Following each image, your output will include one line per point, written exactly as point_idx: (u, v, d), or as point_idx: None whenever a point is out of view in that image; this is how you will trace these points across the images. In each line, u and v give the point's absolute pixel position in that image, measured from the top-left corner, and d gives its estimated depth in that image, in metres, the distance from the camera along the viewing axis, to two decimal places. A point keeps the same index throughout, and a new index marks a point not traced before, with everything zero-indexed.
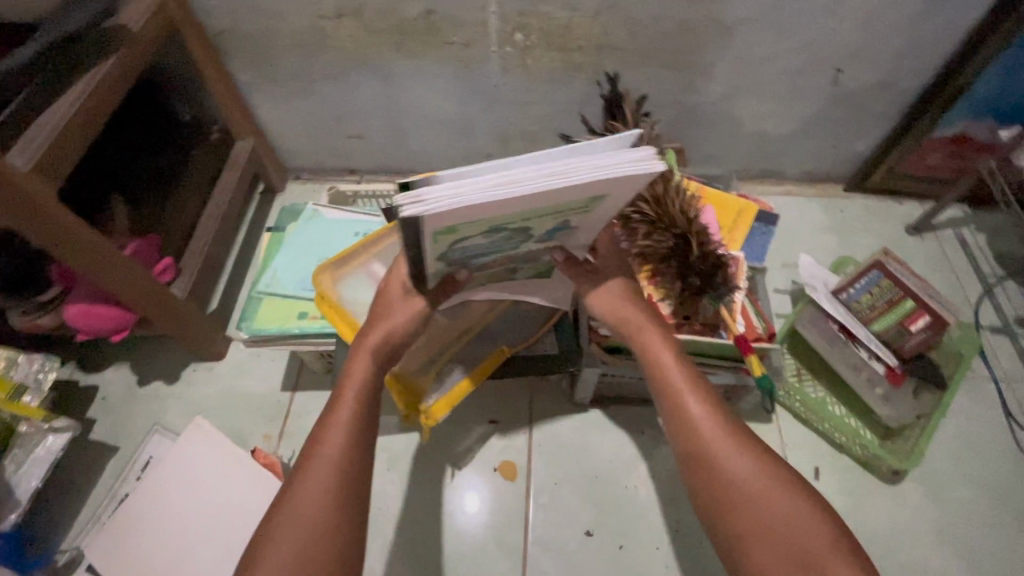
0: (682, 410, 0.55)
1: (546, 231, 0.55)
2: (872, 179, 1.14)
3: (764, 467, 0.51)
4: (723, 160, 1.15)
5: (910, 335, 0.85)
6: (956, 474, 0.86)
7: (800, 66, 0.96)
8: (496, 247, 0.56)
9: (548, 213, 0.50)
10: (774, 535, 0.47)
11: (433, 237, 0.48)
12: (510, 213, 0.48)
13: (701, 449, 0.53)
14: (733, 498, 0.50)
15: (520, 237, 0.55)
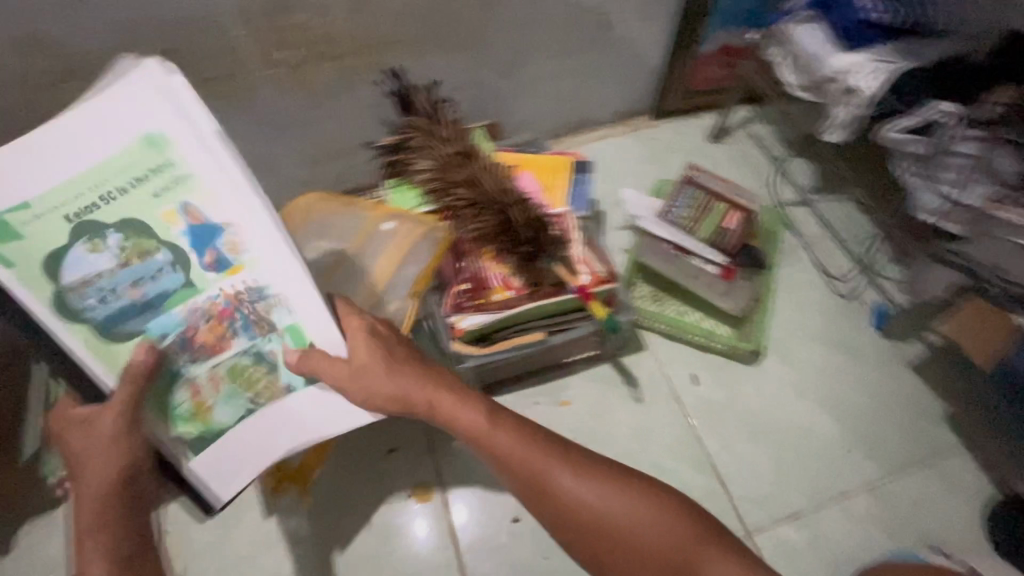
0: (539, 488, 0.58)
1: (240, 327, 0.58)
2: (669, 103, 1.23)
3: (624, 497, 0.57)
4: (535, 122, 1.18)
5: (731, 231, 0.95)
6: (802, 337, 0.98)
7: (567, 19, 1.00)
8: (147, 284, 0.54)
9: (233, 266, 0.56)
10: (659, 552, 0.56)
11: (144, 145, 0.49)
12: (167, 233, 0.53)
13: (572, 513, 0.57)
14: (615, 537, 0.57)
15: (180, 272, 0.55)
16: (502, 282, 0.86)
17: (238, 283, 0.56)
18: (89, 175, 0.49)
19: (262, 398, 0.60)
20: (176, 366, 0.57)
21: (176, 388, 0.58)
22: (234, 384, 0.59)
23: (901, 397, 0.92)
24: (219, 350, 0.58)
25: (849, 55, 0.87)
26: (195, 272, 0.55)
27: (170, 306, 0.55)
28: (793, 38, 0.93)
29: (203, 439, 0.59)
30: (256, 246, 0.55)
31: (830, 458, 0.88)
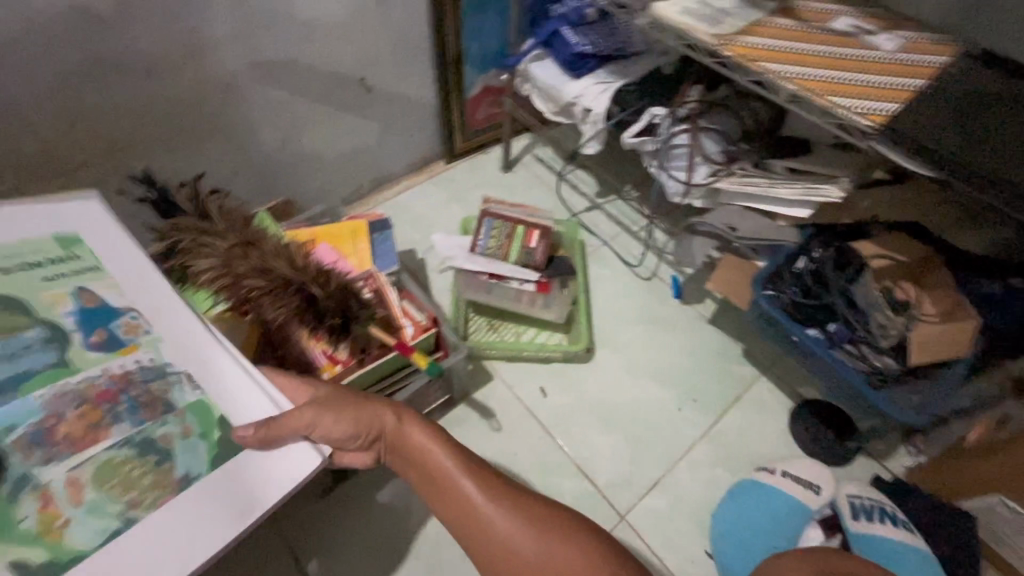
0: (476, 520, 0.54)
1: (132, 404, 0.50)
2: (457, 145, 1.33)
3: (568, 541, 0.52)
4: (331, 191, 1.21)
5: (534, 249, 1.02)
6: (620, 322, 1.09)
7: (326, 88, 1.03)
8: (7, 362, 0.49)
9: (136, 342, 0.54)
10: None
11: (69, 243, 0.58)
12: (55, 306, 0.53)
13: (506, 554, 0.52)
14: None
15: (40, 337, 0.51)
16: (327, 360, 0.82)
17: (129, 362, 0.52)
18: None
19: (143, 505, 0.46)
20: (22, 470, 0.46)
21: (20, 498, 0.45)
22: (103, 488, 0.46)
23: (709, 349, 1.06)
24: (86, 445, 0.48)
25: (577, 83, 1.03)
26: (74, 352, 0.51)
27: (28, 388, 0.49)
28: (534, 75, 1.08)
29: (49, 565, 0.43)
30: (166, 325, 0.56)
31: (668, 420, 0.98)
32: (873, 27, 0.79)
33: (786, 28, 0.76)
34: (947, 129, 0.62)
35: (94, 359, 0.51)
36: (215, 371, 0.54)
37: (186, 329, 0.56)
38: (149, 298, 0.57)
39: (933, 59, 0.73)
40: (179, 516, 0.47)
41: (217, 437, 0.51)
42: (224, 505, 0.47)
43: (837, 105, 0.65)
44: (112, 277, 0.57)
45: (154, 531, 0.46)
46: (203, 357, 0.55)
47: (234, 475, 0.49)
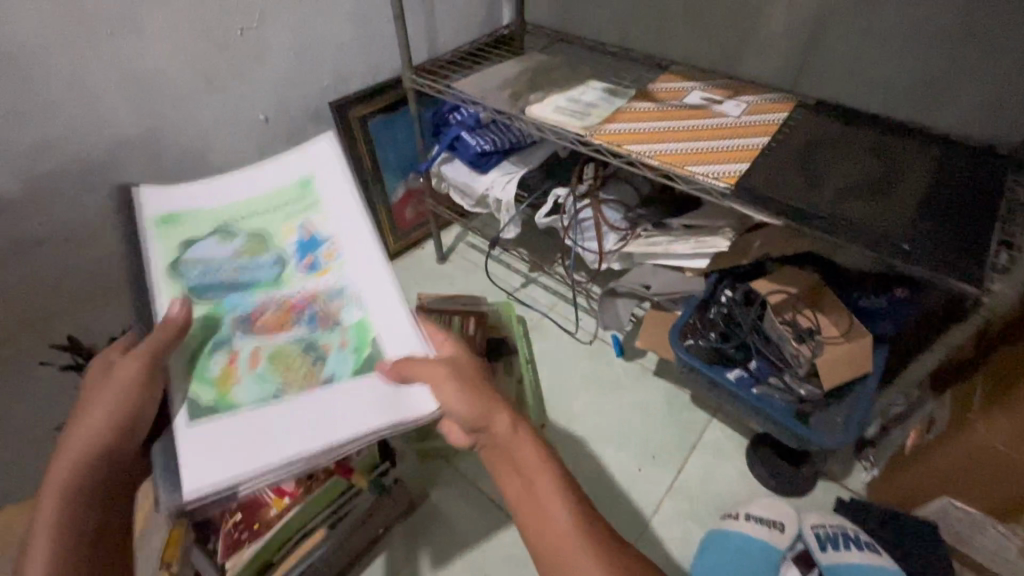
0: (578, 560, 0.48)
1: (310, 317, 0.56)
2: (390, 247, 1.39)
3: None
4: None
5: (473, 336, 1.08)
6: (569, 390, 1.12)
7: None
8: (242, 270, 0.59)
9: (327, 261, 0.60)
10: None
11: (303, 180, 0.66)
12: (280, 227, 0.62)
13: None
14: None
15: (266, 253, 0.60)
16: (275, 493, 0.79)
17: (320, 284, 0.59)
18: (246, 200, 0.64)
19: (291, 390, 0.51)
20: (224, 336, 0.54)
21: (215, 355, 0.53)
22: (272, 368, 0.53)
23: (658, 401, 1.09)
24: (276, 334, 0.55)
25: (485, 176, 1.11)
26: (287, 269, 0.59)
27: (252, 289, 0.58)
28: (446, 175, 1.16)
29: (214, 411, 0.50)
30: (354, 258, 0.60)
31: (632, 482, 0.99)
32: (721, 96, 0.90)
33: (646, 109, 0.87)
34: (787, 177, 0.70)
35: (299, 278, 0.59)
36: (385, 306, 0.57)
37: (369, 260, 0.60)
38: (351, 229, 0.62)
39: (774, 117, 0.84)
40: (312, 411, 0.50)
41: (366, 354, 0.54)
42: (335, 413, 0.50)
43: (695, 173, 0.73)
44: (326, 209, 0.63)
45: (294, 408, 0.50)
46: (374, 292, 0.58)
47: (352, 395, 0.51)
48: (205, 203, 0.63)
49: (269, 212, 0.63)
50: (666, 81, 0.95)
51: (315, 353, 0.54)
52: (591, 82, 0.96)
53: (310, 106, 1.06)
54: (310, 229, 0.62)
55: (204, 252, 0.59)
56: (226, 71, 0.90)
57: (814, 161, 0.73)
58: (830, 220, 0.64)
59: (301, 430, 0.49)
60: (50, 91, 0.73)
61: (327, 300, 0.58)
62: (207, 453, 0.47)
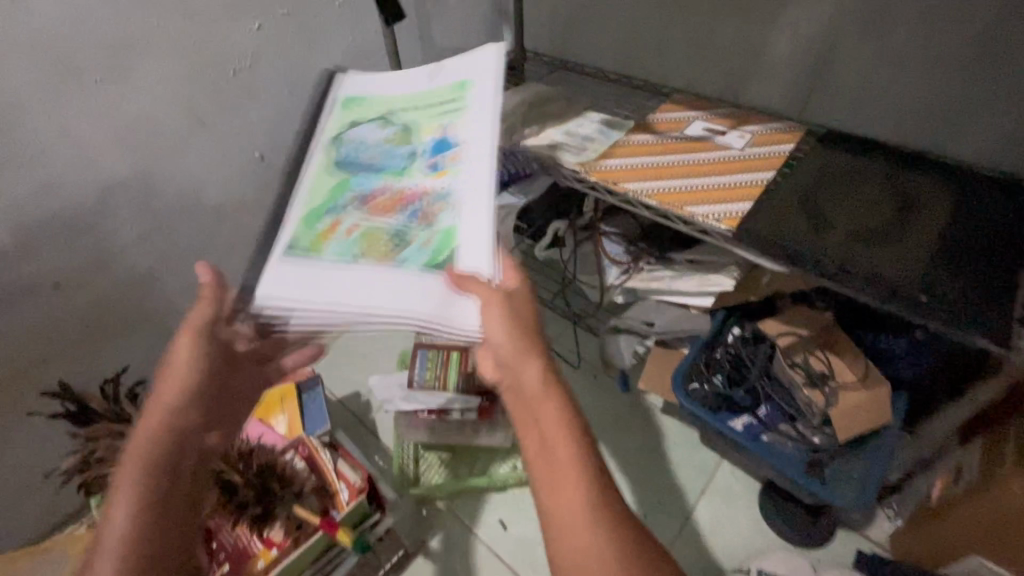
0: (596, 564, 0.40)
1: (410, 212, 0.60)
2: None
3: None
4: None
5: (473, 372, 1.04)
6: None
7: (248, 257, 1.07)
8: (380, 154, 0.66)
9: (436, 171, 0.63)
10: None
11: (461, 84, 0.71)
12: (422, 127, 0.68)
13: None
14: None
15: (405, 145, 0.67)
16: (264, 545, 0.77)
17: (436, 184, 0.62)
18: (416, 96, 0.72)
19: (366, 261, 0.56)
20: (339, 208, 0.62)
21: (327, 216, 0.62)
22: (360, 241, 0.58)
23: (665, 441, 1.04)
24: (380, 215, 0.61)
25: None
26: (414, 163, 0.65)
27: (380, 174, 0.65)
28: None
29: (297, 251, 0.58)
30: (471, 167, 0.62)
31: None
32: (724, 126, 0.86)
33: (646, 143, 0.84)
34: (796, 219, 0.66)
35: (421, 174, 0.63)
36: (480, 217, 0.58)
37: (483, 173, 0.61)
38: (483, 135, 0.64)
39: (779, 149, 0.80)
40: (373, 287, 0.54)
41: (442, 259, 0.56)
42: (383, 295, 0.54)
43: (695, 214, 0.69)
44: (467, 117, 0.67)
45: (369, 279, 0.55)
46: (470, 210, 0.59)
47: (405, 288, 0.54)
48: (389, 94, 0.73)
49: (431, 101, 0.70)
50: (667, 111, 0.92)
51: (400, 241, 0.58)
52: (589, 113, 0.93)
53: None
54: (445, 134, 0.66)
55: (379, 116, 0.71)
56: (217, 112, 0.89)
57: (823, 198, 0.69)
58: (845, 268, 0.60)
59: (351, 306, 0.53)
60: (39, 140, 0.74)
61: (429, 199, 0.61)
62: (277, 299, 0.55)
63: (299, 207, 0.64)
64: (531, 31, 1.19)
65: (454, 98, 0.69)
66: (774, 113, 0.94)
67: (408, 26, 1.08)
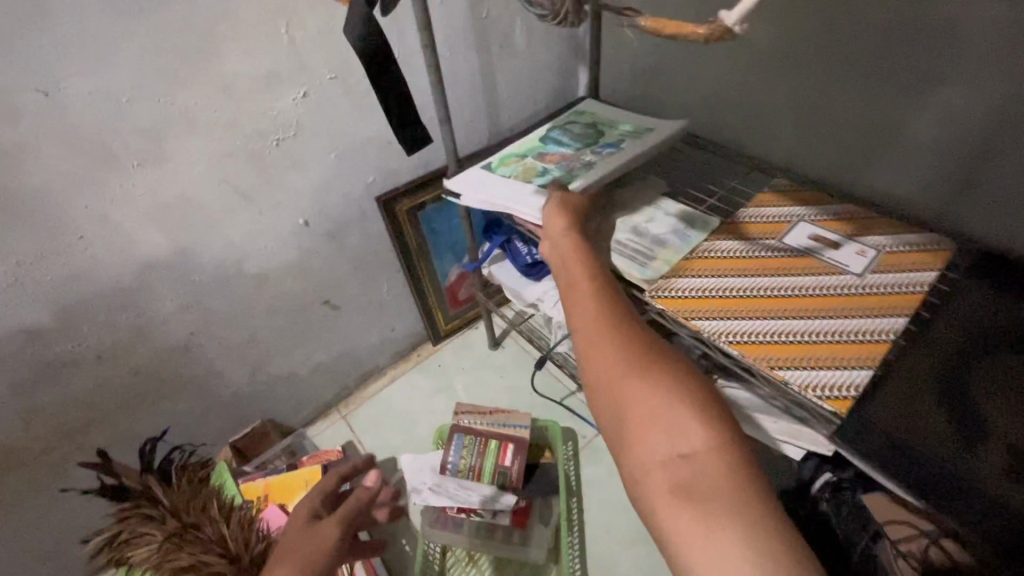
0: (598, 333, 0.51)
1: (561, 165, 0.84)
2: (440, 330, 1.28)
3: (678, 411, 0.44)
4: (310, 398, 1.19)
5: (510, 467, 0.96)
6: (618, 540, 0.96)
7: (290, 316, 1.03)
8: (574, 137, 0.90)
9: (600, 149, 0.85)
10: (672, 467, 0.41)
11: (649, 119, 0.89)
12: (607, 134, 0.88)
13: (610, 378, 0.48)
14: (635, 418, 0.45)
15: (588, 139, 0.88)
16: None
17: (590, 159, 0.83)
18: (624, 112, 0.94)
19: (519, 176, 0.83)
20: (521, 151, 0.89)
21: (524, 153, 0.89)
22: (519, 170, 0.85)
23: None
24: (548, 161, 0.86)
25: (538, 285, 0.98)
26: (584, 148, 0.86)
27: (562, 144, 0.89)
28: (495, 275, 1.04)
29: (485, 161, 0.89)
30: (610, 158, 0.80)
31: None
32: (838, 235, 0.69)
33: (730, 253, 0.68)
34: (930, 415, 0.51)
35: (585, 152, 0.85)
36: (593, 172, 0.78)
37: (620, 159, 0.80)
38: (626, 153, 0.81)
39: (915, 279, 0.61)
40: (514, 187, 0.81)
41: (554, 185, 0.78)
42: (520, 193, 0.79)
43: (788, 381, 0.54)
44: (634, 137, 0.85)
45: (509, 186, 0.82)
46: (593, 170, 0.79)
47: (527, 192, 0.79)
48: (610, 107, 0.96)
49: (624, 120, 0.91)
50: (764, 203, 0.75)
51: (530, 180, 0.82)
52: (663, 199, 0.78)
53: (351, 205, 0.98)
54: (612, 143, 0.85)
55: (576, 121, 0.94)
56: (258, 185, 0.85)
57: (976, 381, 0.52)
58: (997, 508, 0.45)
59: (501, 195, 0.80)
60: (76, 225, 0.73)
61: (562, 165, 0.83)
62: (463, 178, 0.86)
63: (513, 145, 0.92)
64: (609, 77, 1.02)
65: (645, 121, 0.90)
66: (911, 210, 0.73)
67: (471, 77, 0.96)
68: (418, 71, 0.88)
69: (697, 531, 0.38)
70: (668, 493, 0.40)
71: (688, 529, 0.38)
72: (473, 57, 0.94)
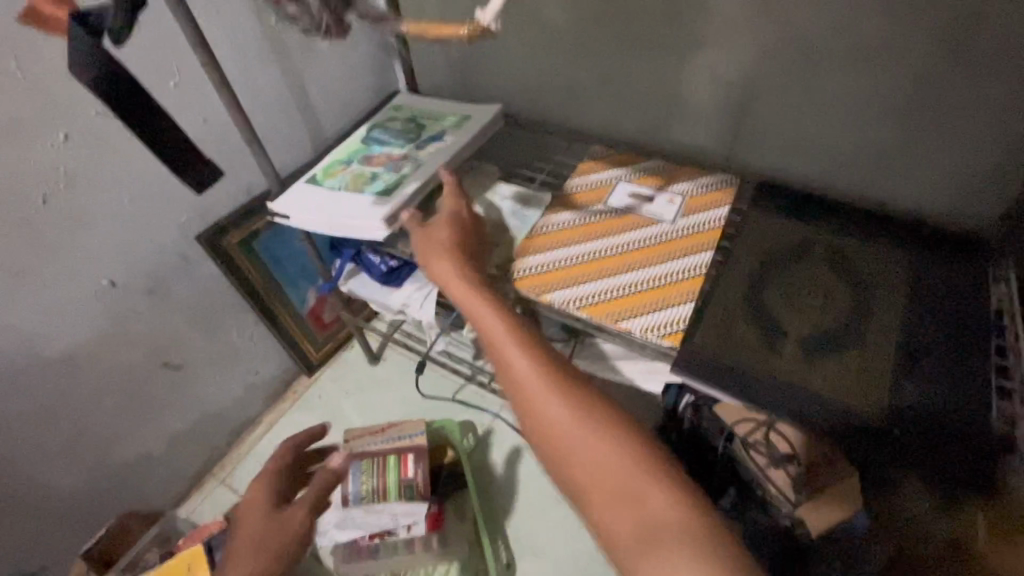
0: (535, 394, 0.46)
1: (388, 166, 0.83)
2: (312, 360, 1.20)
3: (630, 467, 0.40)
4: (177, 474, 1.05)
5: (415, 478, 0.92)
6: (533, 514, 1.00)
7: (123, 391, 0.89)
8: (395, 134, 0.88)
9: (423, 144, 0.85)
10: (632, 527, 0.37)
11: (465, 107, 0.91)
12: (428, 128, 0.88)
13: (561, 441, 0.43)
14: (590, 479, 0.41)
15: (409, 135, 0.87)
16: None
17: (415, 157, 0.83)
18: (438, 102, 0.94)
19: (347, 186, 0.81)
20: (344, 159, 0.86)
21: (349, 160, 0.86)
22: (346, 178, 0.82)
23: None
24: (373, 164, 0.84)
25: (399, 290, 0.95)
26: (407, 145, 0.86)
27: (384, 143, 0.87)
28: (354, 291, 0.98)
29: (309, 176, 0.84)
30: (435, 155, 0.82)
31: None
32: (650, 189, 0.77)
33: (567, 224, 0.73)
34: (744, 332, 0.61)
35: (409, 149, 0.85)
36: (421, 173, 0.79)
37: (445, 153, 0.81)
38: (448, 146, 0.83)
39: (713, 217, 0.71)
40: (346, 202, 0.78)
41: (384, 193, 0.78)
42: (353, 208, 0.77)
43: (633, 328, 0.61)
44: (455, 128, 0.86)
45: (340, 201, 0.79)
46: (422, 171, 0.80)
47: (359, 205, 0.77)
48: (424, 99, 0.96)
49: (442, 111, 0.91)
50: (585, 173, 0.81)
51: (361, 189, 0.79)
52: (496, 184, 0.81)
53: (166, 252, 0.86)
54: (434, 137, 0.86)
55: (394, 117, 0.92)
56: (31, 255, 0.72)
57: (812, 325, 0.61)
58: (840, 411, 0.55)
59: (335, 214, 0.78)
60: None
61: (389, 167, 0.82)
62: (291, 200, 0.81)
63: (334, 152, 0.88)
64: (426, 71, 1.01)
65: (463, 109, 0.91)
66: (705, 155, 0.84)
67: (276, 91, 0.89)
68: (210, 93, 0.80)
69: None
70: (631, 552, 0.36)
71: None
72: (272, 69, 0.87)
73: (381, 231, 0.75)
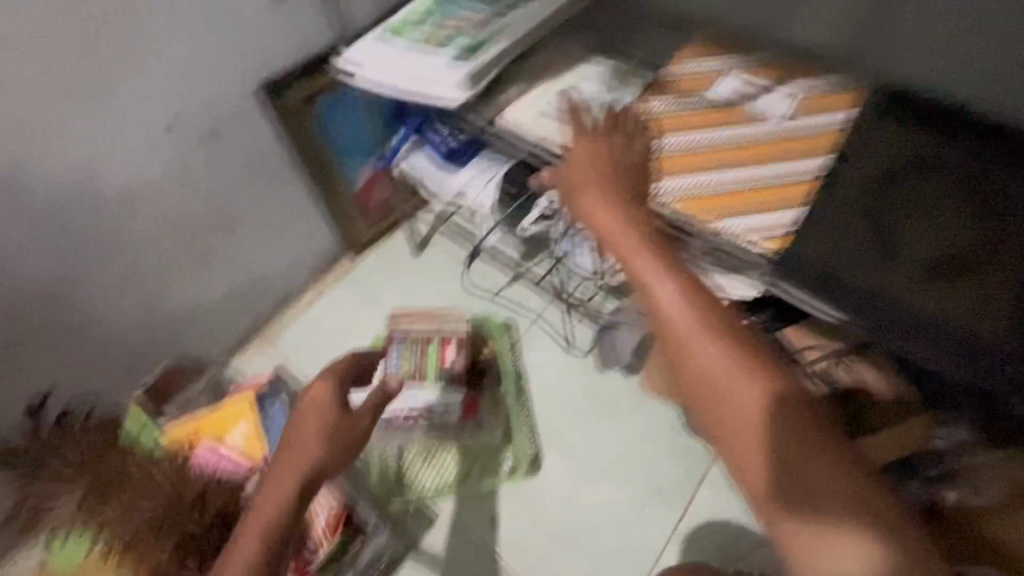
0: (696, 347, 0.47)
1: (469, 26, 0.74)
2: (359, 240, 1.18)
3: (792, 428, 0.44)
4: (227, 329, 1.08)
5: (453, 364, 0.95)
6: (565, 416, 1.00)
7: (177, 239, 0.90)
8: None
9: (509, 6, 0.76)
10: (796, 486, 0.43)
11: None
12: None
13: (712, 387, 0.46)
14: (750, 436, 0.45)
15: None
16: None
17: (499, 19, 0.74)
18: None
19: (424, 43, 0.73)
20: (421, 14, 0.78)
21: (426, 15, 0.78)
22: (422, 35, 0.74)
23: (663, 431, 0.97)
24: (453, 22, 0.75)
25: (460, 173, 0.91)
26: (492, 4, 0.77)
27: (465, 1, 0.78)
28: (413, 168, 0.95)
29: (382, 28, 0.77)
30: (522, 19, 0.73)
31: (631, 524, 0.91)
32: (767, 82, 0.69)
33: (666, 112, 0.68)
34: (858, 242, 0.56)
35: (494, 9, 0.76)
36: (505, 39, 0.72)
37: (533, 19, 0.73)
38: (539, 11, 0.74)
39: (829, 121, 0.64)
40: (419, 64, 0.72)
41: (462, 57, 0.71)
42: (426, 71, 0.71)
43: (730, 227, 0.59)
44: None
45: (413, 61, 0.72)
46: (506, 38, 0.72)
47: (433, 68, 0.71)
48: None
49: None
50: (688, 58, 0.73)
51: (434, 49, 0.73)
52: (586, 64, 0.77)
53: (223, 100, 0.83)
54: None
55: None
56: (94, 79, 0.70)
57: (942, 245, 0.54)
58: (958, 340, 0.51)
59: (407, 76, 0.72)
60: None
61: (471, 27, 0.74)
62: (365, 54, 0.75)
63: (410, 6, 0.79)
64: None
65: None
66: None
67: None
68: None
69: (824, 546, 0.41)
70: (788, 508, 0.43)
71: (815, 545, 0.42)
72: None
73: (455, 102, 0.69)
